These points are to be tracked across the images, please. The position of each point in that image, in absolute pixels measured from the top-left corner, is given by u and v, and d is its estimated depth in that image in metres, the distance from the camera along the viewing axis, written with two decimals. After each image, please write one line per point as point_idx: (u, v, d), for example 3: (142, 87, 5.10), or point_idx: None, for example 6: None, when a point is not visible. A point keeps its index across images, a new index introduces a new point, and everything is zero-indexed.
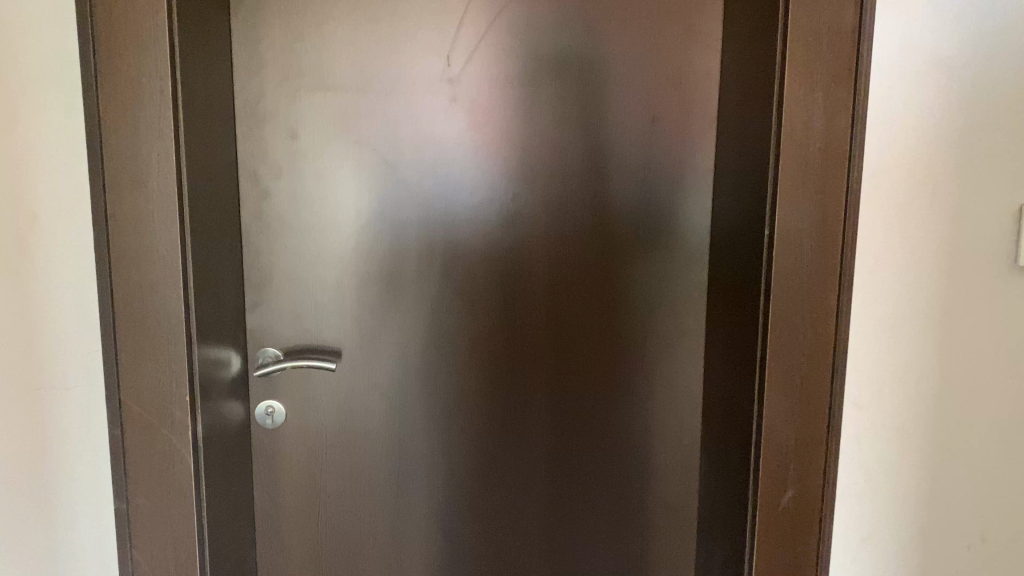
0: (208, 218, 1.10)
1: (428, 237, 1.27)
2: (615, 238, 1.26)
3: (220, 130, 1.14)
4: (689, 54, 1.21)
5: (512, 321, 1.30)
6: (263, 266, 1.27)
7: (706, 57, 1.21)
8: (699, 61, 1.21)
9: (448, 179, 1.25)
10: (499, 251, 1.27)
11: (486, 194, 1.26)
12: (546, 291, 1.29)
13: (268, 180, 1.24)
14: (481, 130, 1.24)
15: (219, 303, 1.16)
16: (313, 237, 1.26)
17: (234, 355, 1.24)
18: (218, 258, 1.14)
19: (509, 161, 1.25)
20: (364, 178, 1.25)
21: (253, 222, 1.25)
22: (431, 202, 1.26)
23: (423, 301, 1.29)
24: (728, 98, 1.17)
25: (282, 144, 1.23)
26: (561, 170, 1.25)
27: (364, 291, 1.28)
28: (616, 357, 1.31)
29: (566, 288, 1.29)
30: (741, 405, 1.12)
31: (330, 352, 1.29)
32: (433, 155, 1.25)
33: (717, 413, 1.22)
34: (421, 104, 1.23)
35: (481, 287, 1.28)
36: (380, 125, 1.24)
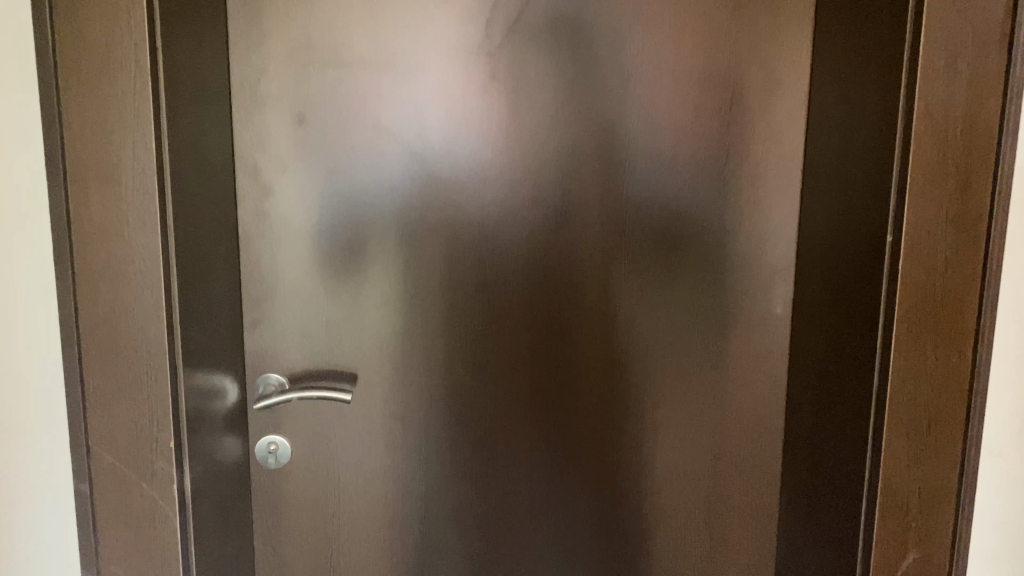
0: (196, 221, 0.90)
1: (459, 242, 1.06)
2: (683, 243, 1.06)
3: (214, 116, 0.94)
4: (778, 23, 1.00)
5: (557, 341, 1.10)
6: (264, 277, 1.07)
7: (799, 26, 1.00)
8: (790, 33, 1.00)
9: (485, 173, 1.05)
10: (543, 260, 1.07)
11: (528, 190, 1.05)
12: (599, 307, 1.08)
13: (269, 175, 1.04)
14: (524, 115, 1.03)
15: (212, 325, 0.97)
16: (323, 242, 1.06)
17: (233, 383, 1.05)
18: (210, 270, 0.94)
19: (557, 152, 1.04)
20: (384, 171, 1.05)
21: (253, 224, 1.05)
22: (463, 200, 1.05)
23: (453, 317, 1.09)
24: (828, 76, 0.96)
25: (288, 132, 1.03)
26: (618, 163, 1.04)
27: (383, 306, 1.08)
28: (683, 385, 1.10)
29: (623, 302, 1.08)
30: (846, 446, 0.93)
31: (344, 378, 1.10)
32: (466, 146, 1.04)
33: (808, 452, 1.03)
34: (453, 84, 1.03)
35: (521, 301, 1.08)
36: (403, 109, 1.03)
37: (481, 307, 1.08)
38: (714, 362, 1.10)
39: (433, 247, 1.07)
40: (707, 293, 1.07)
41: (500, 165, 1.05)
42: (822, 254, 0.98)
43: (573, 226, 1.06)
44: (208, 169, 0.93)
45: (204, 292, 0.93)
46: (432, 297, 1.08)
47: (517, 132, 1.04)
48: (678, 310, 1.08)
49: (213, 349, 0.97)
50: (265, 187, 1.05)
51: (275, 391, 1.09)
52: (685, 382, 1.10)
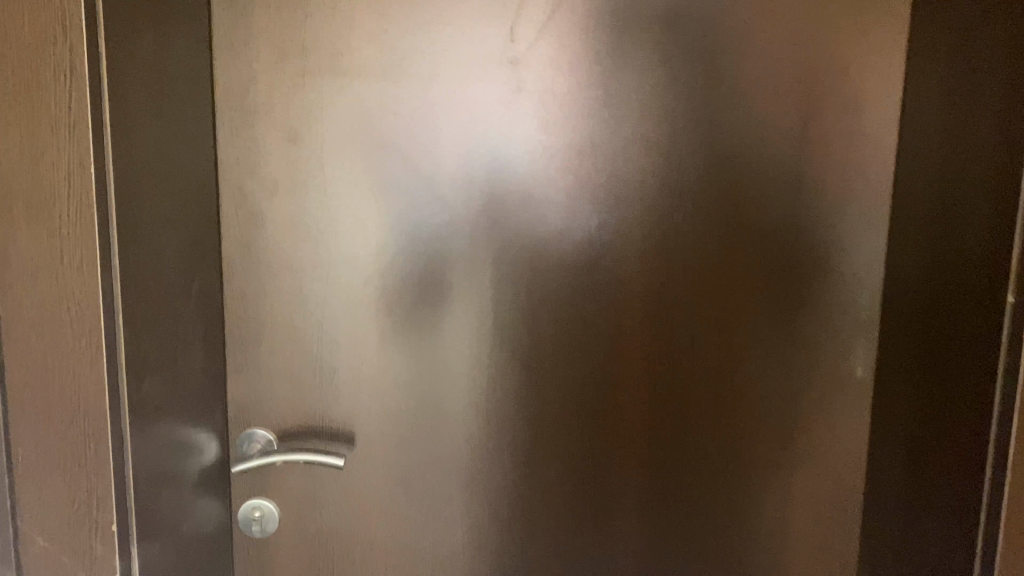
0: (155, 256, 0.76)
1: (480, 280, 0.91)
2: (743, 285, 0.91)
3: (180, 128, 0.80)
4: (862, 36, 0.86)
5: (591, 398, 0.94)
6: (252, 316, 0.92)
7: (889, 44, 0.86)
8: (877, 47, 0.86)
9: (508, 202, 0.90)
10: (576, 304, 0.91)
11: (561, 220, 0.90)
12: (646, 357, 0.93)
13: (259, 199, 0.90)
14: (553, 134, 0.88)
15: (181, 373, 0.83)
16: (322, 278, 0.91)
17: (211, 439, 0.90)
18: (175, 311, 0.80)
19: (591, 178, 0.89)
20: (391, 199, 0.90)
21: (238, 256, 0.91)
22: (483, 233, 0.90)
23: (469, 367, 0.93)
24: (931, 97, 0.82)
25: (281, 150, 0.89)
26: (664, 193, 0.89)
27: (389, 355, 0.93)
28: (744, 449, 0.94)
29: (671, 351, 0.92)
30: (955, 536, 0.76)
31: (341, 439, 0.95)
32: (484, 171, 0.89)
33: (899, 533, 0.87)
34: (470, 99, 0.88)
35: (550, 350, 0.92)
36: (414, 124, 0.88)
37: (500, 358, 0.93)
38: (776, 427, 0.93)
39: (448, 288, 0.91)
40: (771, 346, 0.92)
41: (526, 196, 0.89)
42: (922, 298, 0.82)
43: (615, 264, 0.91)
44: (172, 191, 0.79)
45: (167, 337, 0.79)
46: (446, 345, 0.93)
47: (547, 152, 0.89)
48: (737, 364, 0.92)
49: (182, 401, 0.83)
50: (253, 212, 0.90)
51: (260, 450, 0.94)
52: (741, 450, 0.94)
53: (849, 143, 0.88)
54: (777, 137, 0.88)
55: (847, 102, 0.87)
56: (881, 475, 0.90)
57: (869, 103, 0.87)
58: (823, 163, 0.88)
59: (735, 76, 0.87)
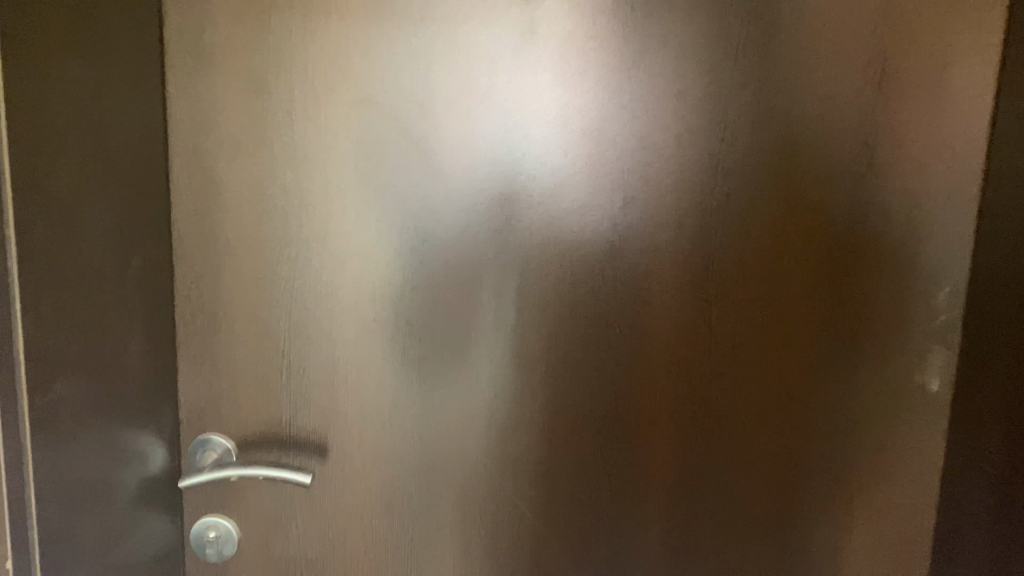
0: (72, 225, 0.61)
1: (479, 263, 0.76)
2: (794, 277, 0.76)
3: (110, 72, 0.66)
4: None
5: (609, 411, 0.79)
6: (206, 303, 0.78)
7: None
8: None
9: (518, 174, 0.75)
10: (595, 298, 0.77)
11: (578, 195, 0.75)
12: (673, 360, 0.78)
13: (216, 165, 0.75)
14: (573, 91, 0.73)
15: (115, 366, 0.69)
16: (289, 257, 0.77)
17: (156, 445, 0.77)
18: (103, 290, 0.66)
19: (616, 145, 0.74)
20: (376, 167, 0.75)
21: (191, 232, 0.76)
22: (487, 211, 0.75)
23: (464, 368, 0.78)
24: None
25: (243, 106, 0.74)
26: (705, 166, 0.74)
27: (370, 355, 0.78)
28: (789, 472, 0.79)
29: (703, 354, 0.78)
30: None
31: (312, 450, 0.80)
32: (488, 135, 0.74)
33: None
34: (472, 46, 0.73)
35: (561, 349, 0.78)
36: (402, 75, 0.73)
37: (501, 360, 0.78)
38: (828, 447, 0.78)
39: (443, 276, 0.76)
40: (830, 352, 0.77)
41: (539, 165, 0.74)
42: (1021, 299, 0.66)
43: (645, 252, 0.76)
44: (99, 145, 0.65)
45: (91, 324, 0.65)
46: (439, 343, 0.78)
47: (566, 113, 0.74)
48: (788, 374, 0.77)
49: (117, 401, 0.69)
50: (209, 180, 0.75)
51: (216, 460, 0.79)
52: (789, 475, 0.79)
53: (929, 112, 0.72)
54: (841, 98, 0.72)
55: (928, 56, 0.71)
56: (971, 513, 0.74)
57: (959, 64, 0.71)
58: (896, 135, 0.73)
59: (793, 25, 0.72)
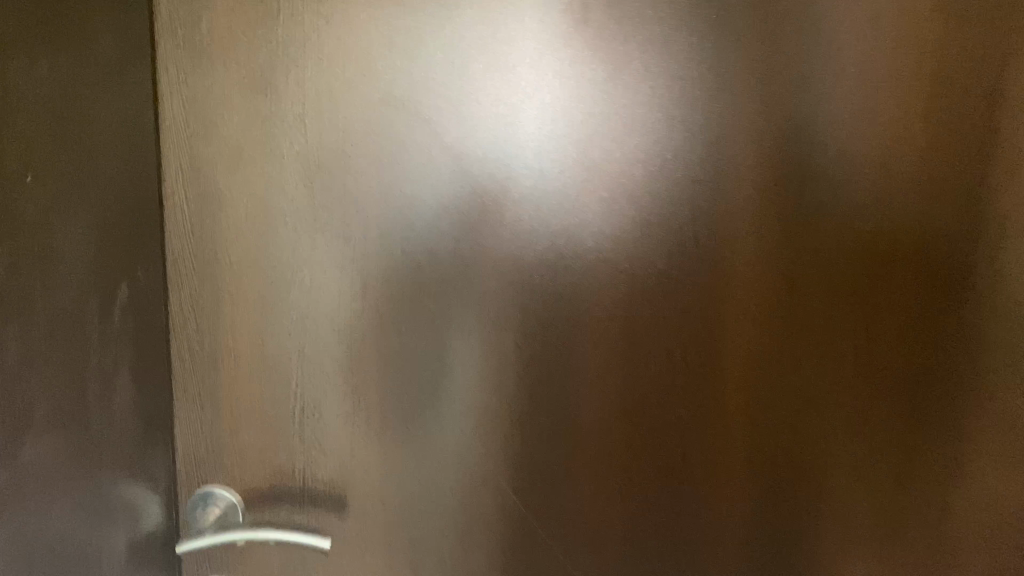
0: (42, 253, 0.50)
1: (524, 288, 0.65)
2: (895, 289, 0.63)
3: (90, 69, 0.55)
4: None
5: (672, 459, 0.66)
6: (206, 335, 0.67)
7: None
8: None
9: (569, 184, 0.63)
10: (658, 328, 0.64)
11: (639, 207, 0.63)
12: (746, 387, 0.65)
13: (216, 176, 0.65)
14: (633, 85, 0.62)
15: (100, 417, 0.58)
16: (300, 278, 0.66)
17: (151, 498, 0.66)
18: (84, 327, 0.55)
19: (684, 149, 0.62)
20: (400, 177, 0.64)
21: (187, 255, 0.66)
22: (531, 226, 0.64)
23: (505, 412, 0.67)
24: None
25: (245, 105, 0.64)
26: (790, 172, 0.62)
27: (398, 395, 0.67)
28: (886, 524, 0.66)
29: (782, 380, 0.65)
30: None
31: (330, 505, 0.69)
32: (531, 139, 0.63)
33: None
34: (512, 35, 0.62)
35: (613, 377, 0.66)
36: (434, 71, 0.62)
37: (546, 399, 0.66)
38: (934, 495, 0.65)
39: (479, 305, 0.65)
40: (936, 385, 0.64)
41: (592, 173, 0.63)
42: None
43: (715, 271, 0.63)
44: (76, 154, 0.54)
45: (69, 370, 0.54)
46: (474, 383, 0.67)
47: (626, 111, 0.62)
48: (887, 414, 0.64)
49: (103, 459, 0.59)
50: (209, 194, 0.65)
51: (219, 517, 0.69)
52: (891, 533, 0.66)
53: None
54: None
55: None
56: None
57: None
58: None
59: None
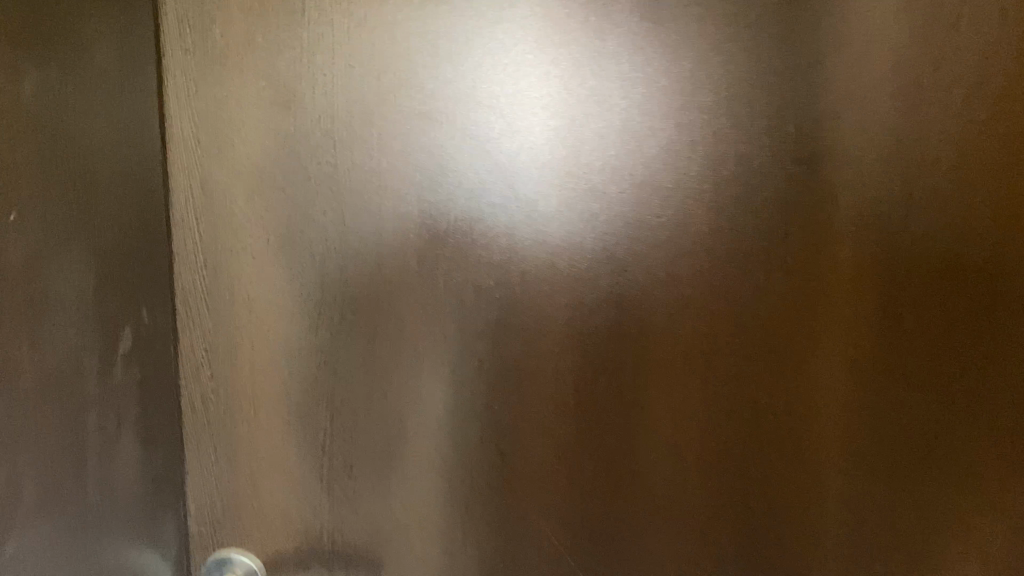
0: (26, 305, 0.42)
1: (589, 330, 0.56)
2: (999, 321, 0.54)
3: (83, 83, 0.47)
4: None
5: (754, 526, 0.57)
6: (221, 382, 0.59)
7: None
8: None
9: (640, 209, 0.55)
10: (736, 368, 0.56)
11: (726, 238, 0.54)
12: (824, 426, 0.56)
13: (232, 202, 0.57)
14: (716, 99, 0.53)
15: (99, 487, 0.50)
16: (327, 318, 0.58)
17: (160, 566, 0.58)
18: (81, 383, 0.47)
19: (774, 171, 0.53)
20: (444, 201, 0.56)
21: (199, 291, 0.58)
22: (596, 258, 0.55)
23: (563, 467, 0.58)
24: None
25: (264, 120, 0.56)
26: (883, 189, 0.53)
27: (439, 449, 0.59)
28: None
29: (864, 420, 0.56)
30: None
31: (363, 569, 0.61)
32: (596, 158, 0.55)
33: None
34: (572, 38, 0.53)
35: (679, 423, 0.57)
36: (483, 83, 0.54)
37: (612, 455, 0.58)
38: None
39: (535, 347, 0.57)
40: None
41: (667, 196, 0.54)
42: None
43: (807, 308, 0.55)
44: (68, 185, 0.46)
45: (58, 440, 0.45)
46: (528, 436, 0.58)
47: (711, 130, 0.53)
48: (1006, 471, 0.55)
49: (104, 535, 0.51)
50: (224, 222, 0.57)
51: None
52: None
53: None
54: None
55: None
56: None
57: None
58: None
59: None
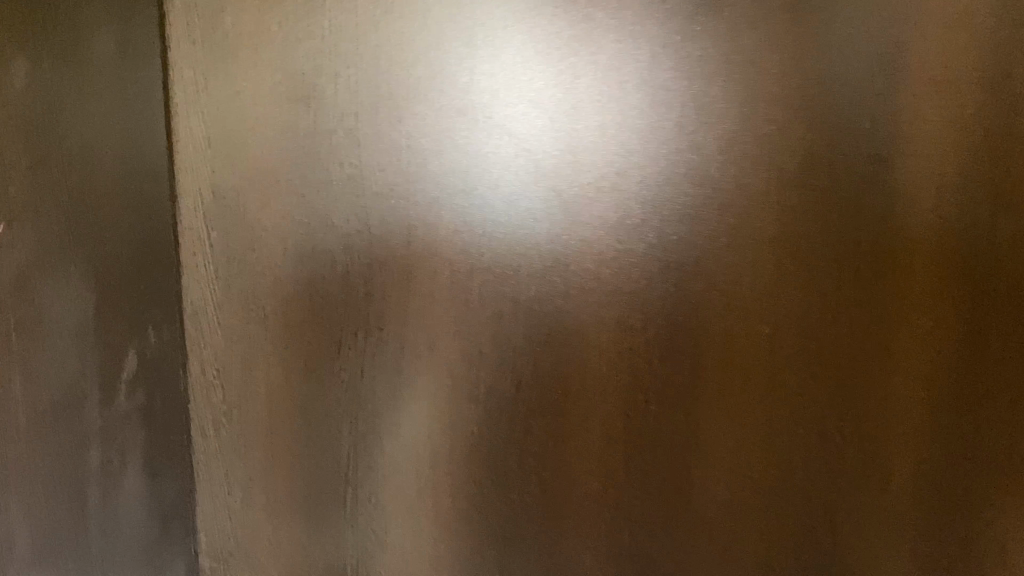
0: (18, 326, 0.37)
1: (640, 348, 0.51)
2: None
3: (83, 76, 0.42)
4: None
5: (809, 534, 0.52)
6: (235, 407, 0.54)
7: None
8: None
9: (698, 212, 0.50)
10: (793, 367, 0.51)
11: (790, 247, 0.50)
12: (884, 420, 0.51)
13: (247, 209, 0.52)
14: (781, 97, 0.48)
15: (102, 526, 0.44)
16: (352, 337, 0.52)
17: None
18: (80, 413, 0.42)
19: (844, 175, 0.49)
20: (480, 205, 0.50)
21: (212, 306, 0.53)
22: (649, 266, 0.50)
23: (611, 499, 0.53)
24: None
25: (280, 117, 0.50)
26: (955, 181, 0.49)
27: (474, 480, 0.53)
28: None
29: (929, 413, 0.50)
30: None
31: None
32: (650, 155, 0.49)
33: None
34: (623, 23, 0.48)
35: (731, 430, 0.52)
36: (524, 78, 0.49)
37: (666, 484, 0.52)
38: None
39: (580, 365, 0.52)
40: None
41: (727, 198, 0.49)
42: None
43: (870, 299, 0.50)
44: (66, 190, 0.41)
45: (53, 476, 0.40)
46: (575, 464, 0.53)
47: (775, 131, 0.49)
48: None
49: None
50: (239, 232, 0.52)
51: None
52: None
53: None
54: None
55: None
56: None
57: None
58: None
59: None
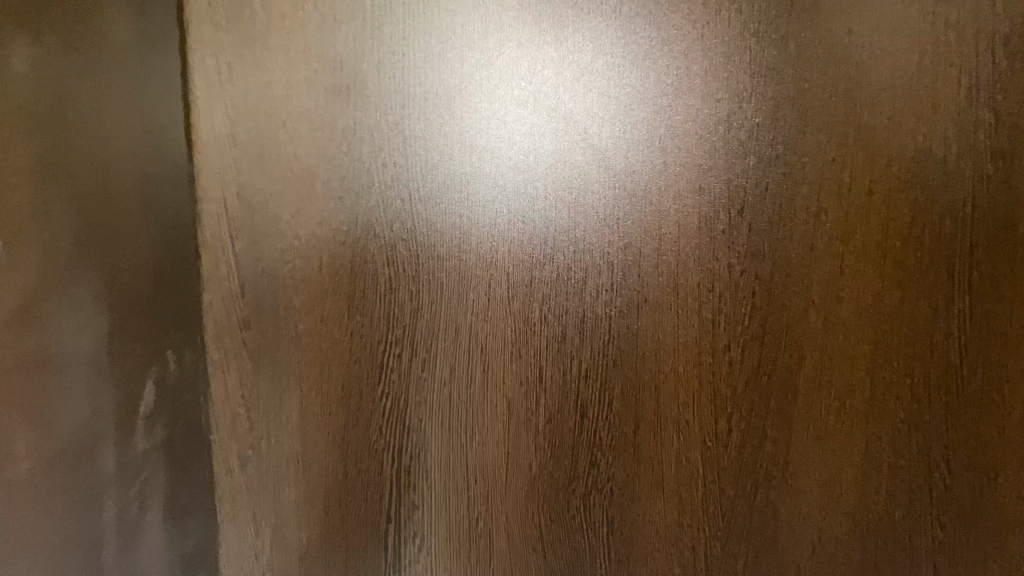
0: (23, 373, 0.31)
1: (724, 374, 0.45)
2: None
3: (93, 72, 0.36)
4: None
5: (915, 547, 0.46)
6: (263, 441, 0.48)
7: None
8: None
9: (793, 217, 0.44)
10: (896, 369, 0.44)
11: (898, 256, 0.43)
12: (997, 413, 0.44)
13: (276, 217, 0.45)
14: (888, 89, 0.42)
15: None
16: (396, 361, 0.46)
17: None
18: (94, 462, 0.36)
19: (961, 176, 0.43)
20: (543, 211, 0.45)
21: (238, 327, 0.47)
22: (735, 278, 0.44)
23: (688, 542, 0.47)
24: None
25: (315, 109, 0.44)
26: None
27: (533, 520, 0.47)
28: None
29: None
30: None
31: None
32: (739, 154, 0.43)
33: None
34: (710, 6, 0.42)
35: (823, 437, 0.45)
36: (593, 67, 0.43)
37: (751, 524, 0.46)
38: None
39: (655, 390, 0.46)
40: None
41: (826, 200, 0.43)
42: None
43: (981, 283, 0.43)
44: (76, 206, 0.35)
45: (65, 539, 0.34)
46: (647, 500, 0.47)
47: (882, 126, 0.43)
48: None
49: None
50: (267, 244, 0.46)
51: None
52: None
53: None
54: None
55: None
56: None
57: None
58: None
59: None
